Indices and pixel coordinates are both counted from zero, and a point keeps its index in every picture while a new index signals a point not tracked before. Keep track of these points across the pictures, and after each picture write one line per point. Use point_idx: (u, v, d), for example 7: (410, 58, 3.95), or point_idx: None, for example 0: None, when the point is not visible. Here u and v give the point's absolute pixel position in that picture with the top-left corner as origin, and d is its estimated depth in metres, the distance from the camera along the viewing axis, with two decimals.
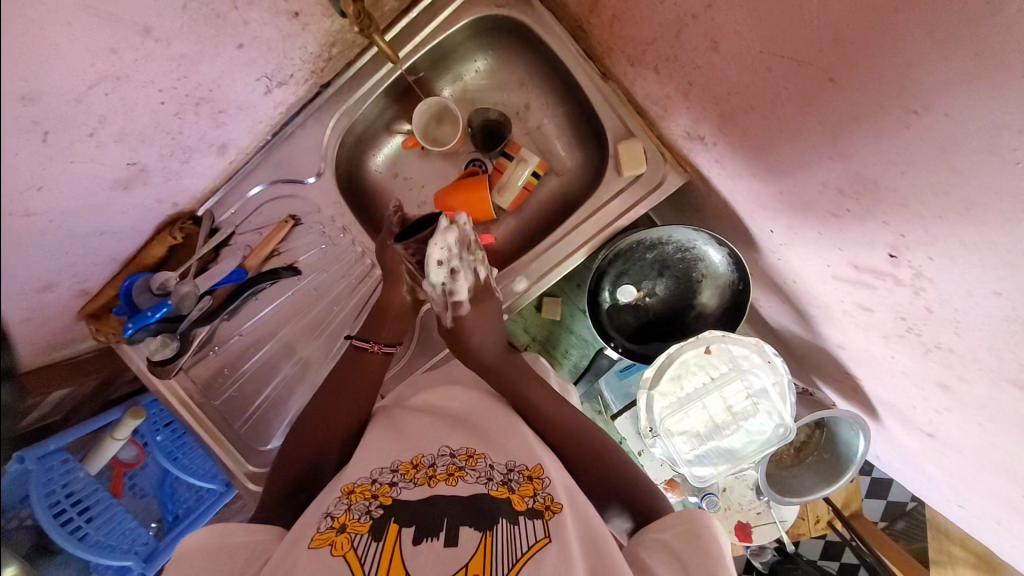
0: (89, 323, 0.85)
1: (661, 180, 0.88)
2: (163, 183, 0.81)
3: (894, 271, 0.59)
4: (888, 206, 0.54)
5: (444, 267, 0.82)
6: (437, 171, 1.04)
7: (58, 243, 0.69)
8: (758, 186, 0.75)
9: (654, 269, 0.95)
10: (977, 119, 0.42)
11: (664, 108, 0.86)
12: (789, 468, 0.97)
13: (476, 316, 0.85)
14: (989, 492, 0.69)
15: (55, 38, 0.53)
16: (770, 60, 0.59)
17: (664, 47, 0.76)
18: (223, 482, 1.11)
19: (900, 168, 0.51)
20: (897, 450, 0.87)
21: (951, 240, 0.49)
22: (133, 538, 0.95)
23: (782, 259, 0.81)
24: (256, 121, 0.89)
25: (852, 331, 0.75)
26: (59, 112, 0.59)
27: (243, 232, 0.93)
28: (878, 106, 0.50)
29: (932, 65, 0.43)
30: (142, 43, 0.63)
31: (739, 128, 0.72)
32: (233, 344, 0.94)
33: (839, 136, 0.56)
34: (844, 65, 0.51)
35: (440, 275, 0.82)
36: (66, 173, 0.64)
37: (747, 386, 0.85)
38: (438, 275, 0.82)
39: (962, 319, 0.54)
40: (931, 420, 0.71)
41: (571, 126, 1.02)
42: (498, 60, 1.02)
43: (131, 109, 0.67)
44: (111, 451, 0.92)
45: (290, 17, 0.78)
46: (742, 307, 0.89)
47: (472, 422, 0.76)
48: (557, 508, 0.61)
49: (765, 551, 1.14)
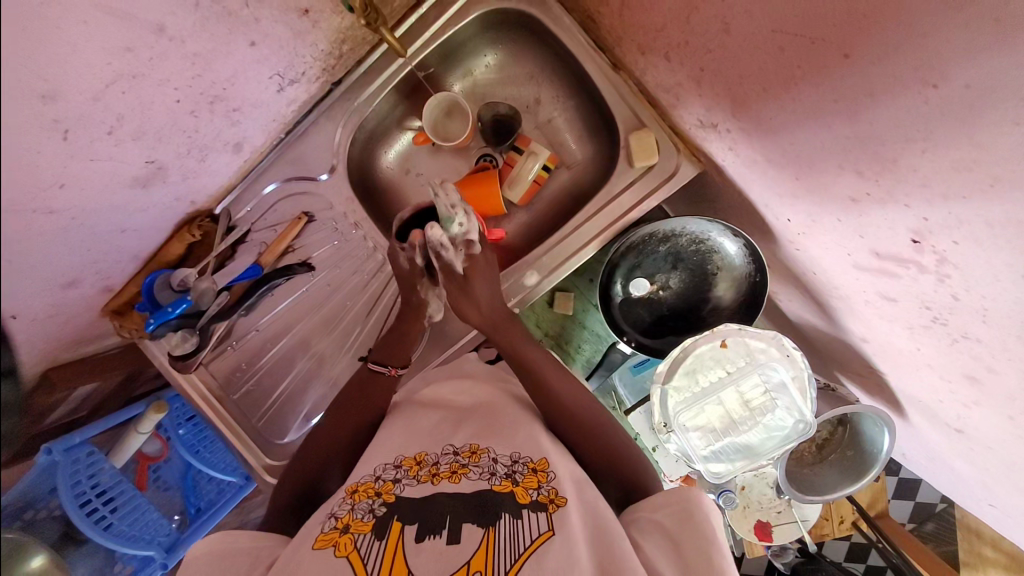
0: (113, 319, 0.88)
1: (675, 170, 0.86)
2: (181, 181, 0.83)
3: (917, 257, 0.56)
4: (910, 187, 0.52)
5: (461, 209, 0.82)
6: (448, 166, 1.04)
7: (81, 239, 0.71)
8: (773, 173, 0.73)
9: (668, 261, 0.93)
10: (1001, 90, 0.40)
11: (675, 96, 0.84)
12: (811, 466, 0.94)
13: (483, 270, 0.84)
14: (1020, 491, 0.66)
15: (72, 37, 0.55)
16: (784, 40, 0.58)
17: (674, 33, 0.75)
18: (243, 474, 1.14)
19: (920, 148, 0.49)
20: (924, 447, 0.84)
21: (976, 222, 0.47)
22: (155, 528, 0.96)
23: (801, 248, 0.79)
24: (269, 119, 0.91)
25: (873, 322, 0.72)
26: (78, 111, 0.60)
27: (258, 229, 0.95)
28: (896, 84, 0.48)
29: (950, 35, 0.41)
30: (156, 42, 0.64)
31: (754, 114, 0.70)
32: (251, 339, 0.95)
33: (856, 118, 0.54)
34: (860, 41, 0.49)
35: (457, 216, 0.80)
36: (87, 171, 0.66)
37: (766, 380, 0.82)
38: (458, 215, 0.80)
39: (989, 306, 0.52)
40: (958, 414, 0.68)
41: (582, 118, 1.01)
42: (508, 54, 1.01)
43: (147, 107, 0.69)
44: (136, 444, 0.96)
45: (300, 14, 0.79)
46: (758, 299, 0.87)
47: (480, 416, 0.75)
48: (560, 502, 0.60)
49: (787, 552, 1.12)
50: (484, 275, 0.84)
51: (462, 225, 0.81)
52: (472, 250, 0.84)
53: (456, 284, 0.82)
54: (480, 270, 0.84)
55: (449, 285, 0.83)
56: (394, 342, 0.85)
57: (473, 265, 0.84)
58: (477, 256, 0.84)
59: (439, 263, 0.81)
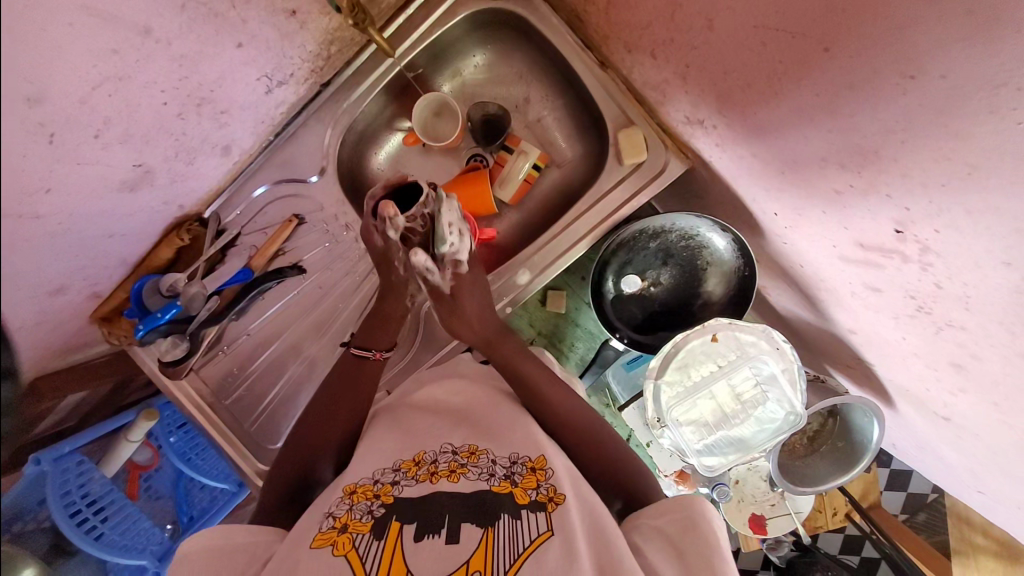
0: (102, 325, 0.86)
1: (662, 167, 0.87)
2: (169, 185, 0.83)
3: (901, 247, 0.57)
4: (891, 177, 0.53)
5: (454, 226, 0.82)
6: (438, 167, 1.04)
7: (68, 244, 0.71)
8: (759, 167, 0.74)
9: (658, 258, 0.94)
10: (976, 78, 0.41)
11: (662, 93, 0.86)
12: (803, 458, 0.95)
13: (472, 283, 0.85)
14: (1008, 476, 0.67)
15: (59, 39, 0.54)
16: (766, 35, 0.59)
17: (659, 30, 0.76)
18: (236, 481, 1.11)
19: (900, 139, 0.50)
20: (912, 436, 0.85)
21: (956, 210, 0.48)
22: (147, 536, 0.95)
23: (788, 242, 0.80)
24: (258, 121, 0.90)
25: (859, 313, 0.73)
26: (65, 114, 0.60)
27: (248, 232, 0.94)
28: (876, 75, 0.49)
29: (928, 27, 0.42)
30: (143, 43, 0.64)
31: (739, 109, 0.71)
32: (242, 343, 0.95)
33: (839, 111, 0.55)
34: (839, 35, 0.50)
35: (449, 237, 0.81)
36: (74, 174, 0.66)
37: (756, 373, 0.83)
38: (448, 234, 0.81)
39: (972, 294, 0.53)
40: (945, 402, 0.69)
41: (571, 117, 1.02)
42: (496, 54, 1.02)
43: (134, 110, 0.69)
44: (126, 453, 0.94)
45: (288, 15, 0.79)
46: (747, 293, 0.88)
47: (474, 415, 0.75)
48: (559, 499, 0.60)
49: (782, 545, 1.11)
50: (475, 294, 0.84)
51: (451, 246, 0.81)
52: (461, 270, 0.84)
53: (445, 304, 0.84)
54: (468, 290, 0.83)
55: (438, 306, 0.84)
56: (382, 338, 0.85)
57: (461, 285, 0.84)
58: (466, 275, 0.84)
59: (426, 283, 0.83)
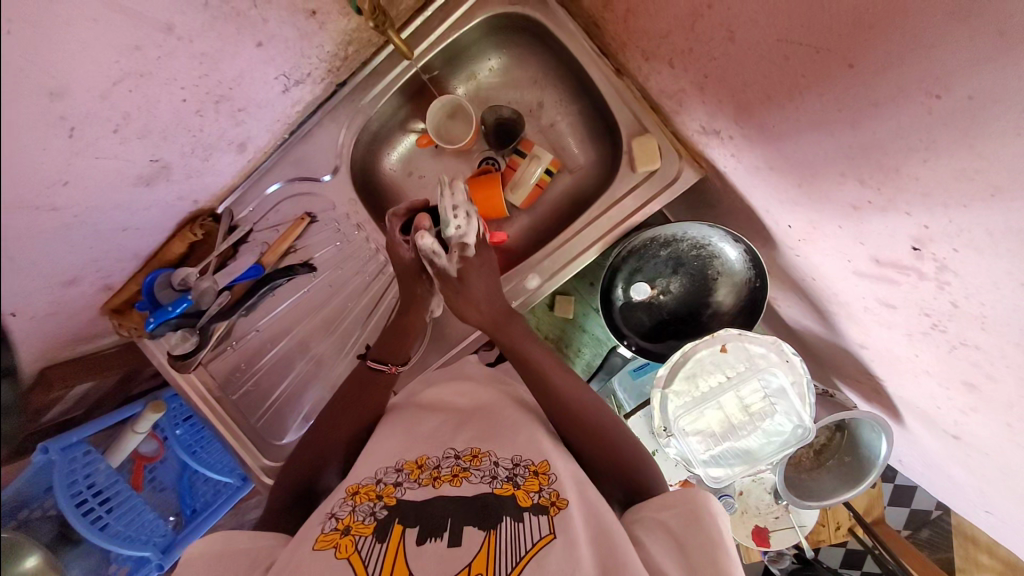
0: (112, 318, 0.87)
1: (676, 176, 0.87)
2: (184, 180, 0.83)
3: (918, 264, 0.57)
4: (910, 195, 0.53)
5: (459, 208, 0.81)
6: (451, 169, 1.05)
7: (84, 237, 0.71)
8: (774, 179, 0.74)
9: (669, 266, 0.94)
10: (1004, 100, 0.40)
11: (678, 102, 0.85)
12: (809, 471, 0.95)
13: (479, 266, 0.84)
14: (1017, 497, 0.67)
15: (82, 35, 0.55)
16: (788, 48, 0.59)
17: (678, 39, 0.76)
18: (240, 475, 1.11)
19: (922, 157, 0.49)
20: (921, 453, 0.84)
21: (976, 230, 0.48)
22: (152, 528, 0.95)
23: (801, 254, 0.79)
24: (274, 120, 0.91)
25: (871, 329, 0.73)
26: (86, 109, 0.60)
27: (261, 229, 0.95)
28: (900, 92, 0.48)
29: (957, 47, 0.42)
30: (164, 41, 0.65)
31: (757, 120, 0.71)
32: (251, 339, 0.95)
33: (860, 127, 0.55)
34: (864, 51, 0.50)
35: (456, 218, 0.80)
36: (92, 169, 0.66)
37: (765, 385, 0.83)
38: (454, 216, 0.80)
39: (989, 314, 0.52)
40: (955, 420, 0.68)
41: (585, 123, 1.02)
42: (512, 58, 1.02)
43: (153, 105, 0.69)
44: (133, 444, 0.94)
45: (307, 15, 0.80)
46: (757, 305, 0.88)
47: (480, 418, 0.75)
48: (561, 503, 0.60)
49: (783, 558, 1.12)
50: (481, 276, 0.84)
51: (457, 227, 0.80)
52: (468, 253, 0.83)
53: (454, 288, 0.83)
54: (474, 274, 0.83)
55: (447, 290, 0.84)
56: (392, 339, 0.85)
57: (468, 268, 0.83)
58: (473, 258, 0.84)
59: (433, 266, 0.83)
